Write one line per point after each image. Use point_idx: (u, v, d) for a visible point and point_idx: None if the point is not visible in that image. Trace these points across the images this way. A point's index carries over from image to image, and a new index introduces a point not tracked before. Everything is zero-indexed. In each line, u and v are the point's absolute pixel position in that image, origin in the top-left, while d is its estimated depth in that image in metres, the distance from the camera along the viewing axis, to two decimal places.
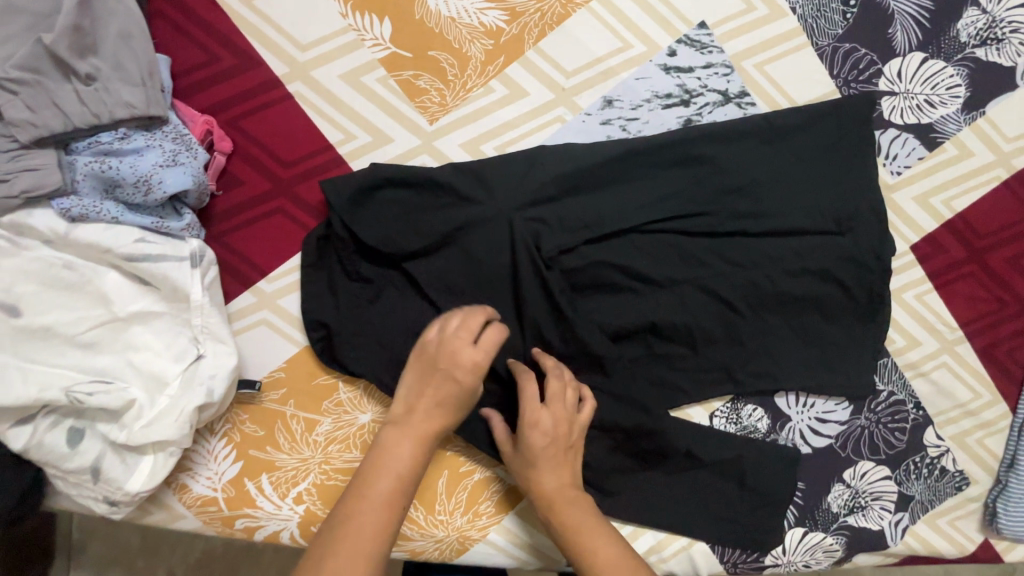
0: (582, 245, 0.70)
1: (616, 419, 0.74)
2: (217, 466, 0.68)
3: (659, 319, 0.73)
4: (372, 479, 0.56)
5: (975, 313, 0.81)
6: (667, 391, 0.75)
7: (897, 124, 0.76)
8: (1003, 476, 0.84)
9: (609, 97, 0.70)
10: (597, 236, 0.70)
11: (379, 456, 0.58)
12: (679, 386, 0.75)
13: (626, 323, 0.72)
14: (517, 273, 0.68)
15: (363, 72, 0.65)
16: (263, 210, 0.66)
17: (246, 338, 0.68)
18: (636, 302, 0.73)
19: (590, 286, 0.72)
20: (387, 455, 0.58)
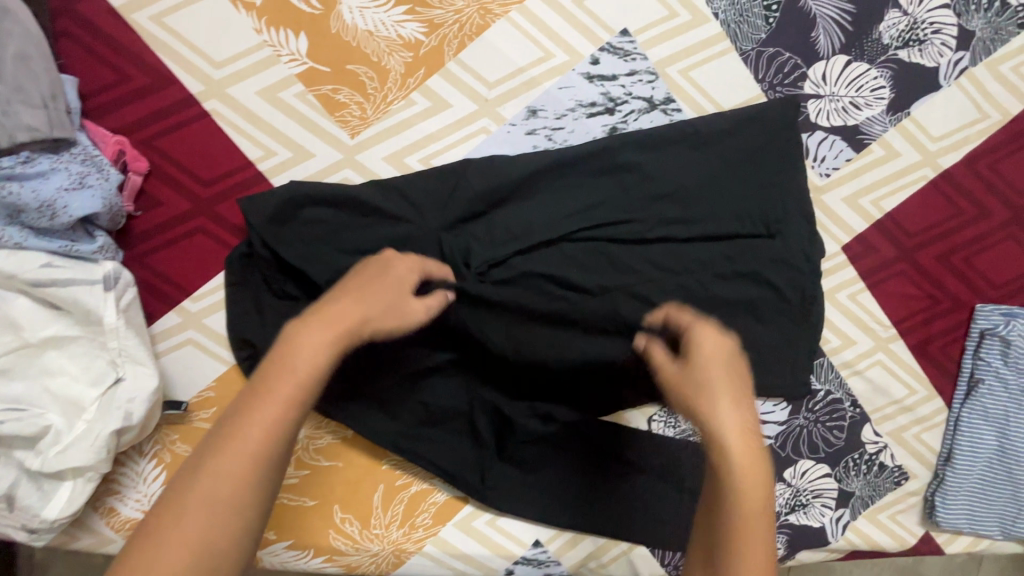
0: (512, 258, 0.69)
1: (563, 417, 0.73)
2: (146, 487, 0.68)
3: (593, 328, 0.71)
4: (263, 394, 0.47)
5: (907, 310, 0.82)
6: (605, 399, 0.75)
7: (824, 126, 0.76)
8: (940, 470, 0.86)
9: (533, 106, 0.70)
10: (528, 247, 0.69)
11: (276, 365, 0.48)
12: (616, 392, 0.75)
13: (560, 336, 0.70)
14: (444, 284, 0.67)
15: (280, 87, 0.65)
16: (184, 229, 0.66)
17: (172, 358, 0.68)
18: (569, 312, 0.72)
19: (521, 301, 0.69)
20: (284, 367, 0.48)
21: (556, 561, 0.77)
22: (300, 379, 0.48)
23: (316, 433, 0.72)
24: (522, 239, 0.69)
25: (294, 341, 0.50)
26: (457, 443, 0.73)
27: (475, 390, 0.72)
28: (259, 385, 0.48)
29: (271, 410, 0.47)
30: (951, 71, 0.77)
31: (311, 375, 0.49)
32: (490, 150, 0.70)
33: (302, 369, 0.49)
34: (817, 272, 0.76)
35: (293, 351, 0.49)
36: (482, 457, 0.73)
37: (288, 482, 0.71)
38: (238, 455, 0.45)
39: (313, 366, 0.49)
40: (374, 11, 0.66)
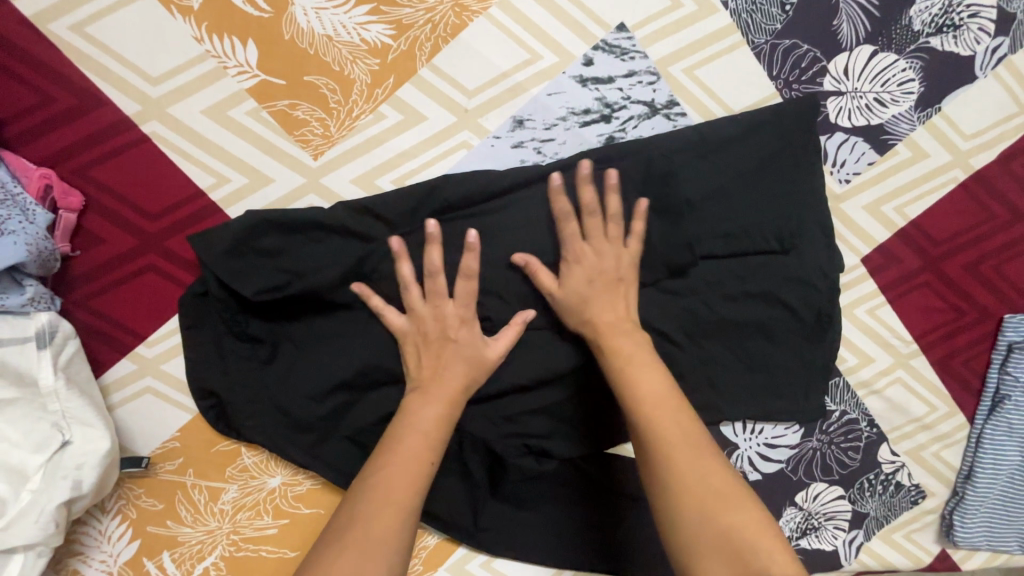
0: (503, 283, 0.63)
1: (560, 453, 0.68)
2: (111, 547, 0.63)
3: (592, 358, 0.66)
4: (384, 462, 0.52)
5: (930, 324, 0.76)
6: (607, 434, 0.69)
7: (844, 127, 0.68)
8: (959, 488, 0.81)
9: (519, 116, 0.62)
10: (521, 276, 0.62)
11: (386, 458, 0.53)
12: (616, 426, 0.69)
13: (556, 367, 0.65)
14: None
15: (229, 104, 0.57)
16: (129, 269, 0.58)
17: (129, 409, 0.62)
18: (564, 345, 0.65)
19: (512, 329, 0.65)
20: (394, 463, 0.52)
21: None
22: (423, 451, 0.53)
23: (293, 480, 0.66)
24: (509, 268, 0.62)
25: (399, 435, 0.54)
26: (449, 488, 0.67)
27: (463, 428, 0.66)
28: (374, 475, 0.51)
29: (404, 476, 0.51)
30: (988, 59, 0.68)
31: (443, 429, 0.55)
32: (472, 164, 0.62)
33: (427, 433, 0.54)
34: (834, 289, 0.70)
35: (411, 426, 0.55)
36: (475, 498, 0.68)
37: (266, 533, 0.66)
38: (386, 524, 0.48)
39: (439, 424, 0.55)
40: (333, 12, 0.57)
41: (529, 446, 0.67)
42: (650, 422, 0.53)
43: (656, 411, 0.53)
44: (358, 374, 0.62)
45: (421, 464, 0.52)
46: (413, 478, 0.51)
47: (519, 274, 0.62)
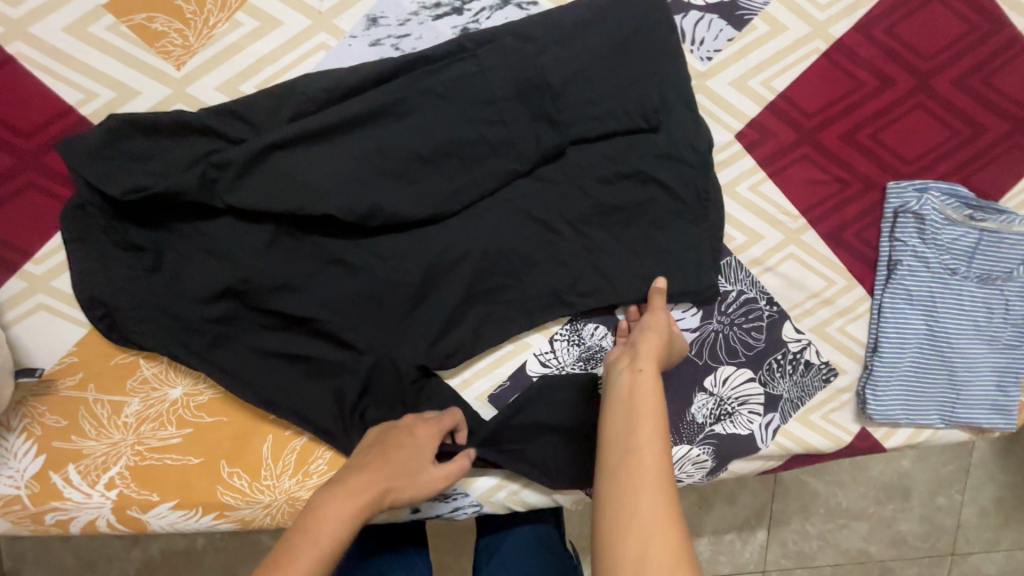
0: (373, 178, 0.66)
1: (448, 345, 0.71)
2: (18, 462, 0.65)
3: (471, 247, 0.70)
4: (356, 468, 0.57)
5: (815, 197, 0.77)
6: (492, 325, 0.72)
7: (698, 5, 0.71)
8: (868, 362, 0.82)
9: (372, 14, 0.65)
10: (389, 168, 0.66)
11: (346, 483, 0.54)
12: (504, 316, 0.72)
13: (439, 258, 0.69)
14: (299, 208, 0.64)
15: (88, 21, 0.60)
16: (11, 187, 0.62)
17: (25, 326, 0.65)
18: (448, 238, 0.69)
19: (391, 226, 0.68)
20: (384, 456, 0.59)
21: (463, 493, 0.73)
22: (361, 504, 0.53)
23: (194, 389, 0.69)
24: (377, 163, 0.65)
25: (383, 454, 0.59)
26: (345, 391, 0.68)
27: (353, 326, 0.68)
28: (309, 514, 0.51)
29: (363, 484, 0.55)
30: None
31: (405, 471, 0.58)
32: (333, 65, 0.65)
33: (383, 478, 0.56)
34: (708, 166, 0.72)
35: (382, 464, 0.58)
36: (372, 401, 0.69)
37: (170, 443, 0.68)
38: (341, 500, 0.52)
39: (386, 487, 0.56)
40: None
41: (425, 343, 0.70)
42: (632, 428, 0.53)
43: (646, 412, 0.54)
44: (240, 280, 0.65)
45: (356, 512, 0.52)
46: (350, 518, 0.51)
47: (388, 167, 0.66)
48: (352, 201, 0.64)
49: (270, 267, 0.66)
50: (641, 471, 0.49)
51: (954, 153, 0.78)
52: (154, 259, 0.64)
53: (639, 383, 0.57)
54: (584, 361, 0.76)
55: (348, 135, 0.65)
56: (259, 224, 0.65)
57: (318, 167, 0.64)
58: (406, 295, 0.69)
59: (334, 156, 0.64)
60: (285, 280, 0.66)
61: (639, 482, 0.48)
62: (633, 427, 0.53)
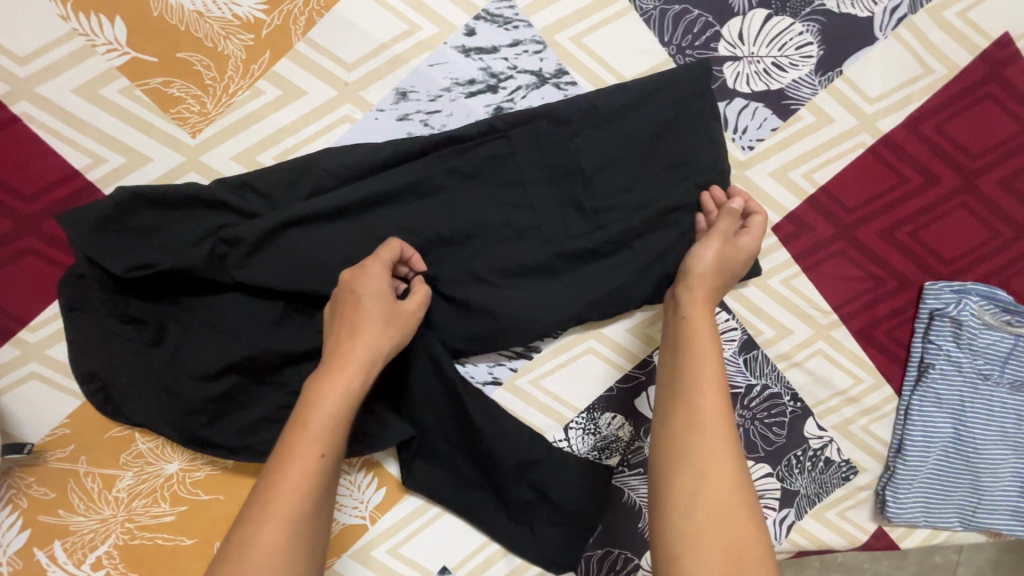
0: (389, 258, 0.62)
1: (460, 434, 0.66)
2: (1, 537, 0.62)
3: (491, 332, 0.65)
4: (325, 374, 0.53)
5: (849, 293, 0.74)
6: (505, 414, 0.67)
7: (744, 92, 0.67)
8: (891, 463, 0.79)
9: (402, 88, 0.61)
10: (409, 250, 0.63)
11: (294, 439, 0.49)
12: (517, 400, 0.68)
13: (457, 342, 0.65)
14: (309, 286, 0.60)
15: (101, 83, 0.57)
16: (8, 251, 0.58)
17: (16, 395, 0.61)
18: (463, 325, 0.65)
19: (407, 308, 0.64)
20: (316, 398, 0.51)
21: None
22: (308, 469, 0.48)
23: (191, 466, 0.65)
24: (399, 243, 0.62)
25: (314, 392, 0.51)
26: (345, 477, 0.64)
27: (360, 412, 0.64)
28: (263, 489, 0.47)
29: (331, 393, 0.51)
30: (887, 21, 0.68)
31: (347, 403, 0.52)
32: (356, 139, 0.62)
33: (337, 394, 0.52)
34: (757, 269, 0.67)
35: (318, 410, 0.50)
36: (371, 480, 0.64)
37: (163, 521, 0.64)
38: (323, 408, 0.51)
39: (332, 434, 0.50)
40: None
41: (433, 428, 0.66)
42: (686, 373, 0.54)
43: (700, 357, 0.54)
44: (245, 358, 0.61)
45: (303, 482, 0.47)
46: (299, 491, 0.47)
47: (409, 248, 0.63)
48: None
49: (275, 343, 0.62)
50: (694, 413, 0.52)
51: (995, 256, 0.75)
52: (156, 333, 0.61)
53: (696, 317, 0.58)
54: (598, 450, 0.73)
55: (367, 213, 0.62)
56: (269, 300, 0.62)
57: (333, 246, 0.61)
58: (416, 383, 0.65)
59: (352, 233, 0.61)
60: (289, 358, 0.62)
61: (702, 466, 0.49)
62: (693, 398, 0.52)
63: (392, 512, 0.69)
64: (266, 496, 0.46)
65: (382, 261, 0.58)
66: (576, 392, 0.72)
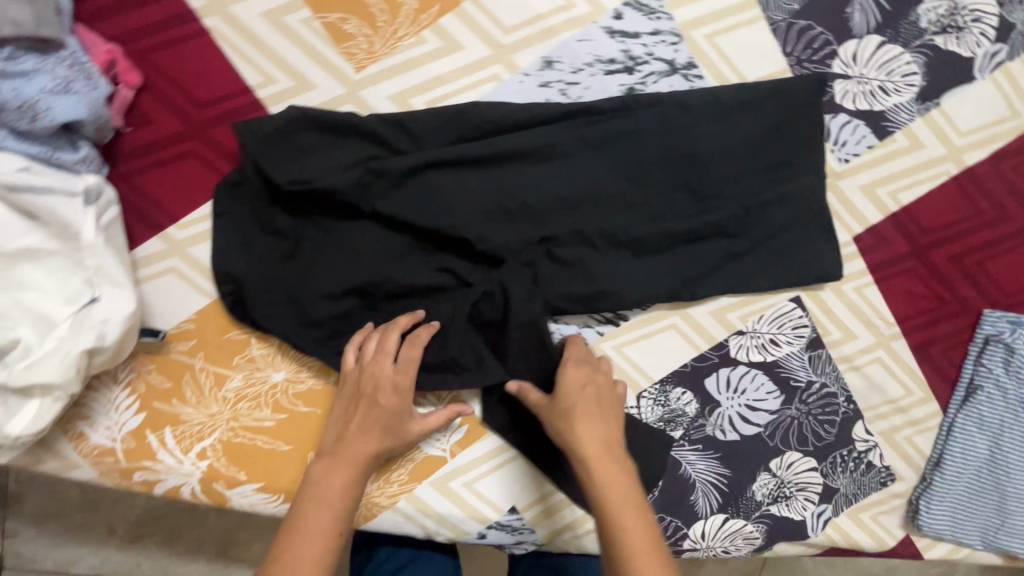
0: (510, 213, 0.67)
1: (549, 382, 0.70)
2: (118, 416, 0.66)
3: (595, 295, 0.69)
4: (333, 458, 0.60)
5: (914, 309, 0.80)
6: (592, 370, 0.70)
7: (848, 109, 0.73)
8: (928, 474, 0.84)
9: (549, 57, 0.67)
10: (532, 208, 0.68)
11: (296, 525, 0.54)
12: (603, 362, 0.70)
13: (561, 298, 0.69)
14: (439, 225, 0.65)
15: (286, 11, 0.62)
16: (174, 152, 0.63)
17: (153, 286, 0.66)
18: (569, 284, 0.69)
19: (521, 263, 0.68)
20: (322, 478, 0.58)
21: (531, 529, 0.73)
22: (319, 530, 0.54)
23: (296, 377, 0.69)
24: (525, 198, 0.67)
25: (321, 474, 0.59)
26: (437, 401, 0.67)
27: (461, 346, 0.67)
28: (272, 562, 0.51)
29: (337, 474, 0.58)
30: (986, 63, 0.74)
31: (352, 491, 0.58)
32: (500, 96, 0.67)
33: (348, 475, 0.59)
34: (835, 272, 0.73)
35: (331, 484, 0.58)
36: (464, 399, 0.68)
37: (263, 425, 0.68)
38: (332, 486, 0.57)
39: (340, 516, 0.56)
40: None
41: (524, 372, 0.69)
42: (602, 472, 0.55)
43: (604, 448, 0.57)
44: (368, 283, 0.66)
45: (319, 556, 0.52)
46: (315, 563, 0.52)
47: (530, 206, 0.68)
48: (489, 231, 0.67)
49: (397, 274, 0.66)
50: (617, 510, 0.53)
51: None
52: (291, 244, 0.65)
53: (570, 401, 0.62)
54: (665, 421, 0.78)
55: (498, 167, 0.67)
56: (396, 233, 0.66)
57: (465, 193, 0.66)
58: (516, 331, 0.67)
59: (481, 183, 0.66)
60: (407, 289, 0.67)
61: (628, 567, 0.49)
62: (611, 521, 0.52)
63: (471, 450, 0.73)
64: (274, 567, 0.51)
65: (398, 328, 0.65)
66: (655, 364, 0.77)
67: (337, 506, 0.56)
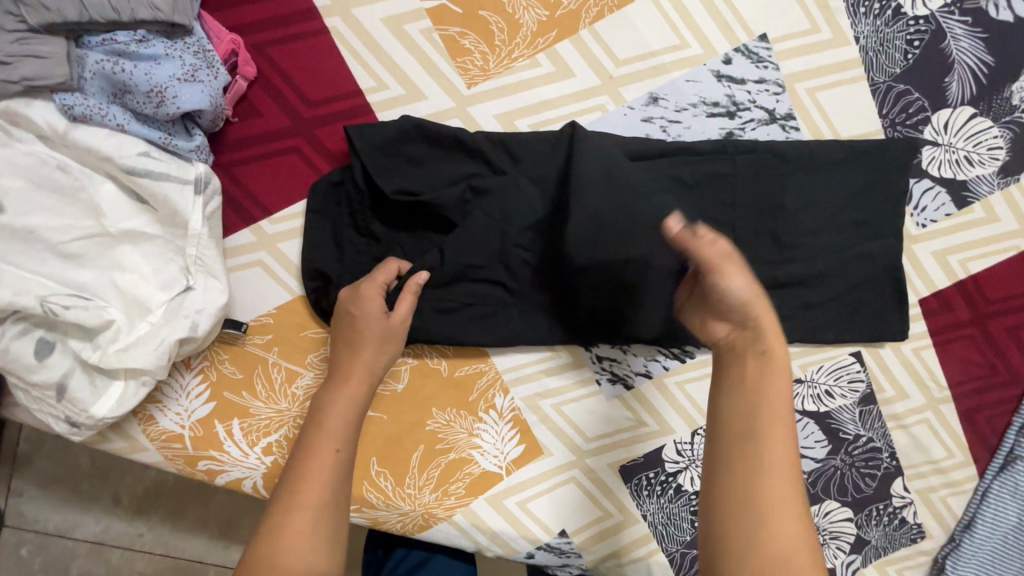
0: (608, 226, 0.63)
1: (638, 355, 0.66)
2: (188, 403, 0.65)
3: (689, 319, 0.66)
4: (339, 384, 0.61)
5: (966, 375, 0.81)
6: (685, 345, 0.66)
7: (932, 175, 0.75)
8: (957, 535, 0.85)
9: (655, 94, 0.67)
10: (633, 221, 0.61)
11: (304, 455, 0.57)
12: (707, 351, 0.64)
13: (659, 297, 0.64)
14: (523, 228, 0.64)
15: (407, 19, 0.62)
16: (278, 146, 0.63)
17: (239, 277, 0.65)
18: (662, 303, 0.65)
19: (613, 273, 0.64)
20: (326, 409, 0.60)
21: (578, 553, 0.76)
22: (321, 464, 0.57)
23: None
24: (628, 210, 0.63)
25: (325, 404, 0.60)
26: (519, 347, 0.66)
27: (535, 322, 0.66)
28: (288, 493, 0.55)
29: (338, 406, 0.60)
30: None
31: (357, 407, 0.61)
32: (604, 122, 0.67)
33: (347, 409, 0.60)
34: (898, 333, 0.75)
35: (328, 419, 0.59)
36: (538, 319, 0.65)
37: None
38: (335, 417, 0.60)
39: (344, 434, 0.59)
40: None
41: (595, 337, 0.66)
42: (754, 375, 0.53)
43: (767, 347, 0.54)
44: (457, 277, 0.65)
45: (324, 481, 0.56)
46: (321, 489, 0.55)
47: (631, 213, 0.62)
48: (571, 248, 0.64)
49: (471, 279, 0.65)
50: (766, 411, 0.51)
51: None
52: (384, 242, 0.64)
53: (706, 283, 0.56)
54: None
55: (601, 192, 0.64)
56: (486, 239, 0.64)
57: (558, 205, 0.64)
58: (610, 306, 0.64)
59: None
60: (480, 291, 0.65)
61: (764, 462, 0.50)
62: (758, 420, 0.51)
63: (526, 468, 0.74)
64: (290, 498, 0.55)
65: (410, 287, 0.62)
66: None
67: (341, 439, 0.59)
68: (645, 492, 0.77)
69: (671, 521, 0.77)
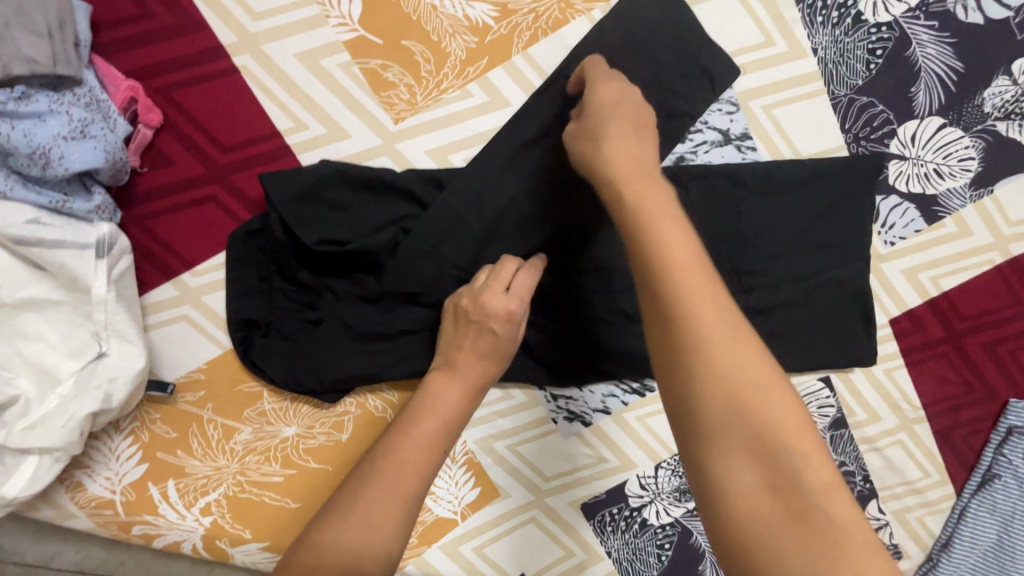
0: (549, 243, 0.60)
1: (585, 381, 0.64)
2: (119, 466, 0.63)
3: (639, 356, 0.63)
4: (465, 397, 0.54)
5: (941, 394, 0.77)
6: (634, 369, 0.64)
7: (900, 190, 0.70)
8: (934, 554, 0.81)
9: None
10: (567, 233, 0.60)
11: (375, 459, 0.48)
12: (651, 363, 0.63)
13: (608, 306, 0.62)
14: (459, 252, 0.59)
15: (323, 53, 0.57)
16: (192, 195, 0.59)
17: (164, 334, 0.62)
18: (609, 308, 0.62)
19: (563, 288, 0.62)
20: (422, 411, 0.52)
21: None
22: (406, 465, 0.48)
23: (308, 432, 0.65)
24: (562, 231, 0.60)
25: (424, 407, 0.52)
26: None
27: None
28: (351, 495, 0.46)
29: (443, 406, 0.52)
30: None
31: (449, 422, 0.52)
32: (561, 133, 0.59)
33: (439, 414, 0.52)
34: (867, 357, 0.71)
35: (421, 424, 0.51)
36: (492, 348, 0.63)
37: (271, 480, 0.65)
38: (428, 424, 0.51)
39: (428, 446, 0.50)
40: None
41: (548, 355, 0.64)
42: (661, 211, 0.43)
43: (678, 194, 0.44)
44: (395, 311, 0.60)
45: (401, 486, 0.47)
46: (394, 493, 0.46)
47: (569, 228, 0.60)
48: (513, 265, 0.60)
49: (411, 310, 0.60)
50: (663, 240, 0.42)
51: None
52: (315, 281, 0.60)
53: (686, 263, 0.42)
54: (679, 493, 0.73)
55: (549, 222, 0.60)
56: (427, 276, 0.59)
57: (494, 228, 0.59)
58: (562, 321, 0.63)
59: (524, 236, 0.60)
60: (417, 327, 0.60)
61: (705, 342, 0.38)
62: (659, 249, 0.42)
63: (482, 511, 0.72)
64: (360, 491, 0.46)
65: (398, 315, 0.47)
66: None
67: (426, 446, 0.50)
68: (609, 529, 0.74)
69: (636, 557, 0.74)
